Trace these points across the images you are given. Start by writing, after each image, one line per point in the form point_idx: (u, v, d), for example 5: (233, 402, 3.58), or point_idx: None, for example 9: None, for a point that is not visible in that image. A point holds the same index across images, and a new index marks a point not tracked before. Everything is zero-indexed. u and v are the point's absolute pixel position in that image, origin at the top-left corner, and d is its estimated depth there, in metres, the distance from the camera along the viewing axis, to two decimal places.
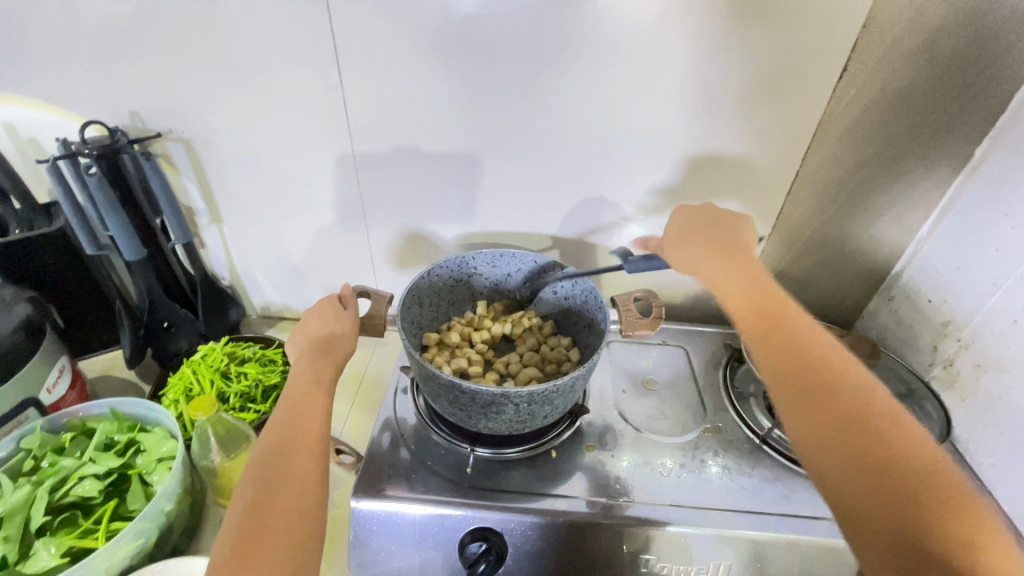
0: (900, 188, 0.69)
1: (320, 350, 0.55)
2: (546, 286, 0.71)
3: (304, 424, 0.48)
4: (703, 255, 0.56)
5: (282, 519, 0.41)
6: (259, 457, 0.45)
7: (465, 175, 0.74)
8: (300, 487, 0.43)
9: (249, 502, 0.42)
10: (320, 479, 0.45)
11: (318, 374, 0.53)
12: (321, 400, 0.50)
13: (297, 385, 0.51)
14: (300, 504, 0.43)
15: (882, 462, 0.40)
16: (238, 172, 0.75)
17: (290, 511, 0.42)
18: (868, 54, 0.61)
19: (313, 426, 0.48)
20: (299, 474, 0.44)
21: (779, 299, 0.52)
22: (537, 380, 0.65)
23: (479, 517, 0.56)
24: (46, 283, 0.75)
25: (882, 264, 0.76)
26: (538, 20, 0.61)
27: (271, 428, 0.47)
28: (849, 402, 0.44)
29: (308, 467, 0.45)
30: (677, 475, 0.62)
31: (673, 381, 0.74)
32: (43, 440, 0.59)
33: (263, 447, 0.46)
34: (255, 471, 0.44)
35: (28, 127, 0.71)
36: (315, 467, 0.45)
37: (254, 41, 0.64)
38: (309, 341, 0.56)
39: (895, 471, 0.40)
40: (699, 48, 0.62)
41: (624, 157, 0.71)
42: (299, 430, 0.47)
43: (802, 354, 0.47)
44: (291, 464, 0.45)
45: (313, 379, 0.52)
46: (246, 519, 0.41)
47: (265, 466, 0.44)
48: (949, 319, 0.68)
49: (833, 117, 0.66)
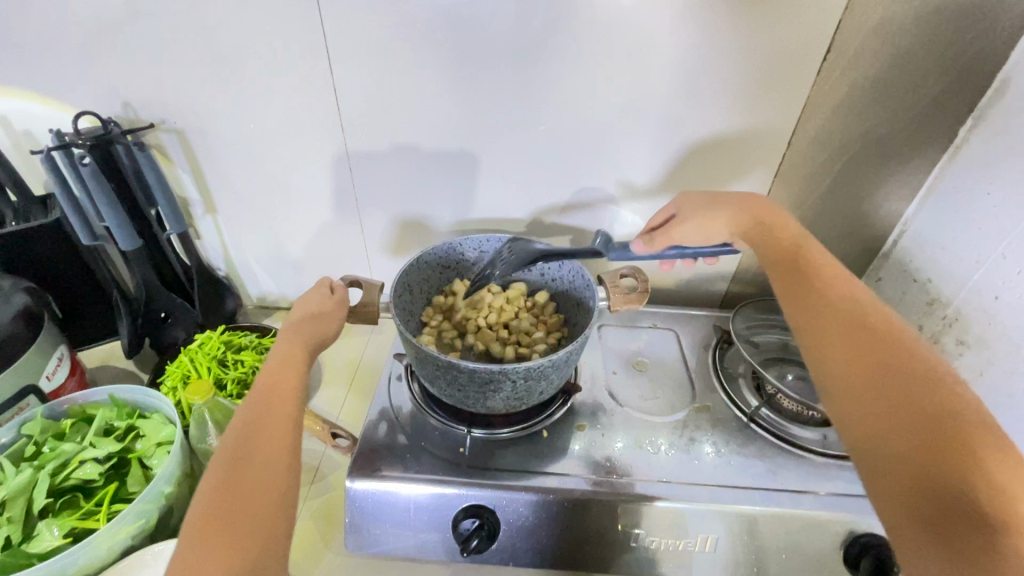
0: (885, 170, 0.71)
1: (291, 336, 0.56)
2: (533, 268, 0.73)
3: (274, 404, 0.48)
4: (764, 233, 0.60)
5: (254, 498, 0.42)
6: (229, 438, 0.45)
7: (457, 161, 0.75)
8: (272, 466, 0.44)
9: (218, 483, 0.42)
10: (292, 457, 0.45)
11: (289, 356, 0.53)
12: (296, 380, 0.51)
13: (269, 366, 0.52)
14: (272, 482, 0.43)
15: (924, 416, 0.40)
16: (232, 162, 0.76)
17: (263, 489, 0.42)
18: (850, 37, 0.62)
19: (287, 405, 0.48)
20: (270, 454, 0.45)
21: (805, 265, 0.55)
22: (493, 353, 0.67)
23: (473, 495, 0.58)
24: (43, 274, 0.75)
25: (870, 245, 0.77)
26: (526, 6, 0.61)
27: (244, 409, 0.48)
28: (887, 360, 0.44)
29: (279, 446, 0.45)
30: (667, 453, 0.63)
31: (663, 362, 0.75)
32: (44, 426, 0.60)
33: (234, 428, 0.46)
34: (225, 451, 0.44)
35: (22, 119, 0.72)
36: (287, 445, 0.46)
37: (244, 30, 0.64)
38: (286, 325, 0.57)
39: (929, 416, 0.40)
40: (686, 31, 0.62)
41: (614, 144, 0.72)
42: (271, 410, 0.48)
43: (847, 323, 0.48)
44: (262, 443, 0.45)
45: (286, 360, 0.53)
46: (213, 500, 0.41)
47: (235, 446, 0.45)
48: (933, 297, 0.69)
49: (818, 103, 0.67)
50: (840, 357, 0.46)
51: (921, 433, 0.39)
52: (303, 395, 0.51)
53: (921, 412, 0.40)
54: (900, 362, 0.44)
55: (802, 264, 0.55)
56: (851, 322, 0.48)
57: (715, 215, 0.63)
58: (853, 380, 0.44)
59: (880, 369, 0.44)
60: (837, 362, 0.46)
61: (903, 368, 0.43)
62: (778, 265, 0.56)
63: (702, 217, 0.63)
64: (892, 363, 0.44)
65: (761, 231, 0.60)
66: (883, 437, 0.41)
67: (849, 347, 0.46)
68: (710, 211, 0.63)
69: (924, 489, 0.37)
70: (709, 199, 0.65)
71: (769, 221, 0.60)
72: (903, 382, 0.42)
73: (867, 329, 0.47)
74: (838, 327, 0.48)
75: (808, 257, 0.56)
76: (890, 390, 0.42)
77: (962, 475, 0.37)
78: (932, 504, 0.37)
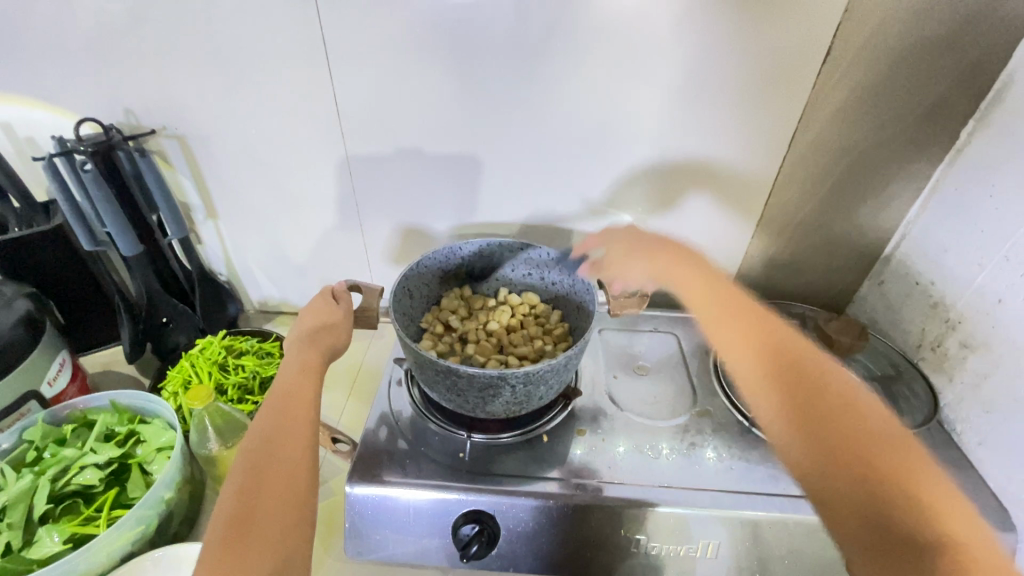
0: (887, 173, 0.70)
1: (306, 341, 0.56)
2: (532, 271, 0.72)
3: (291, 412, 0.48)
4: (667, 253, 0.58)
5: (274, 507, 0.42)
6: (247, 447, 0.45)
7: (457, 165, 0.75)
8: (290, 474, 0.44)
9: (239, 491, 0.42)
10: (310, 464, 0.45)
11: (305, 364, 0.53)
12: (311, 387, 0.51)
13: (285, 374, 0.52)
14: (290, 490, 0.43)
15: (864, 450, 0.40)
16: (233, 168, 0.76)
17: (282, 498, 0.42)
18: (849, 41, 0.62)
19: (303, 413, 0.48)
20: (288, 462, 0.45)
21: (721, 287, 0.54)
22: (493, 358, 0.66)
23: (473, 501, 0.57)
24: (46, 280, 0.76)
25: (871, 248, 0.77)
26: (525, 11, 0.61)
27: (259, 417, 0.48)
28: (812, 393, 0.44)
29: (296, 454, 0.45)
30: (668, 458, 0.62)
31: (664, 366, 0.75)
32: (44, 432, 0.61)
33: (251, 436, 0.46)
34: (244, 459, 0.45)
35: (26, 126, 0.72)
36: (304, 453, 0.46)
37: (245, 36, 0.64)
38: (296, 333, 0.56)
39: (861, 450, 0.40)
40: (686, 35, 0.62)
41: (614, 147, 0.72)
42: (288, 418, 0.48)
43: (772, 354, 0.48)
44: (279, 451, 0.45)
45: (300, 367, 0.53)
46: (235, 509, 0.41)
47: (253, 455, 0.45)
48: (937, 299, 0.68)
49: (818, 105, 0.66)
50: (774, 398, 0.45)
51: (856, 470, 0.40)
52: (318, 402, 0.51)
53: (862, 455, 0.40)
54: (840, 401, 0.43)
55: (705, 288, 0.54)
56: (781, 356, 0.47)
57: (636, 254, 0.60)
58: (795, 428, 0.43)
59: (815, 411, 0.43)
60: (771, 404, 0.45)
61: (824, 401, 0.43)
62: (700, 288, 0.54)
63: (623, 260, 0.61)
64: (823, 402, 0.43)
65: (677, 270, 0.57)
66: (826, 480, 0.40)
67: (783, 389, 0.45)
68: (630, 255, 0.61)
69: (888, 542, 0.37)
70: (626, 238, 0.62)
71: (656, 252, 0.59)
72: (839, 417, 0.42)
73: (798, 367, 0.46)
74: (766, 367, 0.47)
75: (726, 290, 0.54)
76: (826, 434, 0.42)
77: (900, 511, 0.37)
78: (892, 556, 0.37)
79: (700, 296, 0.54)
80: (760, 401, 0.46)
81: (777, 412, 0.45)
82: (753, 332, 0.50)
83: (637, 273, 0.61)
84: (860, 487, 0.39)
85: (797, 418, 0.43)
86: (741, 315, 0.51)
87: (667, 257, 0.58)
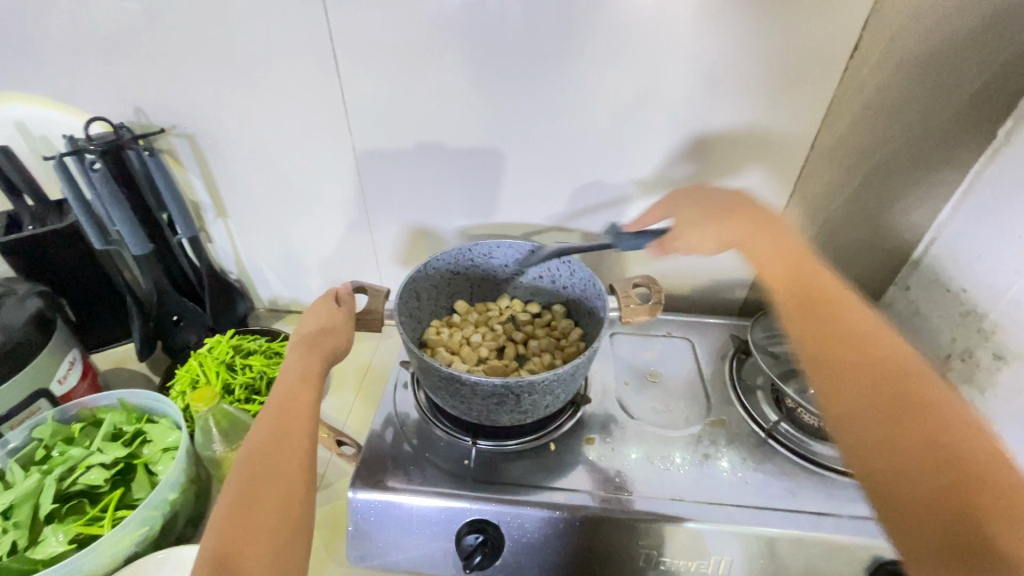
0: (917, 171, 0.67)
1: (306, 344, 0.55)
2: (542, 275, 0.71)
3: (290, 422, 0.47)
4: (744, 223, 0.57)
5: (266, 526, 0.40)
6: (243, 459, 0.44)
7: (467, 164, 0.73)
8: (285, 490, 0.43)
9: (231, 507, 0.41)
10: (306, 479, 0.44)
11: (305, 367, 0.53)
12: (311, 396, 0.50)
13: (285, 380, 0.51)
14: (284, 508, 0.42)
15: (930, 450, 0.40)
16: (241, 166, 0.76)
17: (276, 516, 0.41)
18: (879, 34, 0.59)
19: (302, 424, 0.47)
20: (283, 477, 0.43)
21: (811, 279, 0.52)
22: (501, 365, 0.65)
23: (477, 510, 0.56)
24: (59, 278, 0.77)
25: (898, 251, 0.73)
26: (535, 7, 0.59)
27: (257, 427, 0.47)
28: (899, 391, 0.43)
29: (292, 468, 0.44)
30: (681, 469, 0.60)
31: (678, 373, 0.73)
32: (54, 430, 0.61)
33: (247, 448, 0.45)
34: (238, 473, 0.43)
35: (39, 125, 0.73)
36: (302, 466, 0.45)
37: (253, 34, 0.64)
38: (297, 338, 0.55)
39: (933, 453, 0.39)
40: (705, 29, 0.60)
41: (628, 146, 0.69)
42: (285, 429, 0.46)
43: (857, 348, 0.46)
44: (276, 464, 0.44)
45: (301, 374, 0.52)
46: (226, 526, 0.40)
47: (251, 465, 0.44)
48: (969, 308, 0.64)
49: (845, 100, 0.63)
50: (862, 394, 0.44)
51: (927, 467, 0.39)
52: (317, 412, 0.50)
53: (938, 458, 0.39)
54: (924, 389, 0.43)
55: (794, 280, 0.53)
56: (871, 354, 0.46)
57: (707, 221, 0.59)
58: (874, 417, 0.42)
59: (909, 410, 0.42)
60: (853, 401, 0.44)
61: (921, 404, 0.42)
62: (780, 277, 0.54)
63: (692, 228, 0.59)
64: (913, 390, 0.43)
65: (757, 246, 0.56)
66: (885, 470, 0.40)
67: (874, 381, 0.44)
68: (704, 221, 0.59)
69: (952, 539, 0.36)
70: (705, 205, 0.60)
71: (736, 220, 0.58)
72: (920, 415, 0.41)
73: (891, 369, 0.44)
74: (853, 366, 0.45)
75: (815, 282, 0.52)
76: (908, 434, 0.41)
77: (967, 512, 0.37)
78: (945, 551, 0.36)
79: (798, 287, 0.52)
80: (830, 388, 0.45)
81: (860, 415, 0.43)
82: (839, 327, 0.48)
83: (714, 240, 0.59)
84: (919, 489, 0.39)
85: (882, 417, 0.42)
86: (820, 306, 0.50)
87: (738, 224, 0.58)
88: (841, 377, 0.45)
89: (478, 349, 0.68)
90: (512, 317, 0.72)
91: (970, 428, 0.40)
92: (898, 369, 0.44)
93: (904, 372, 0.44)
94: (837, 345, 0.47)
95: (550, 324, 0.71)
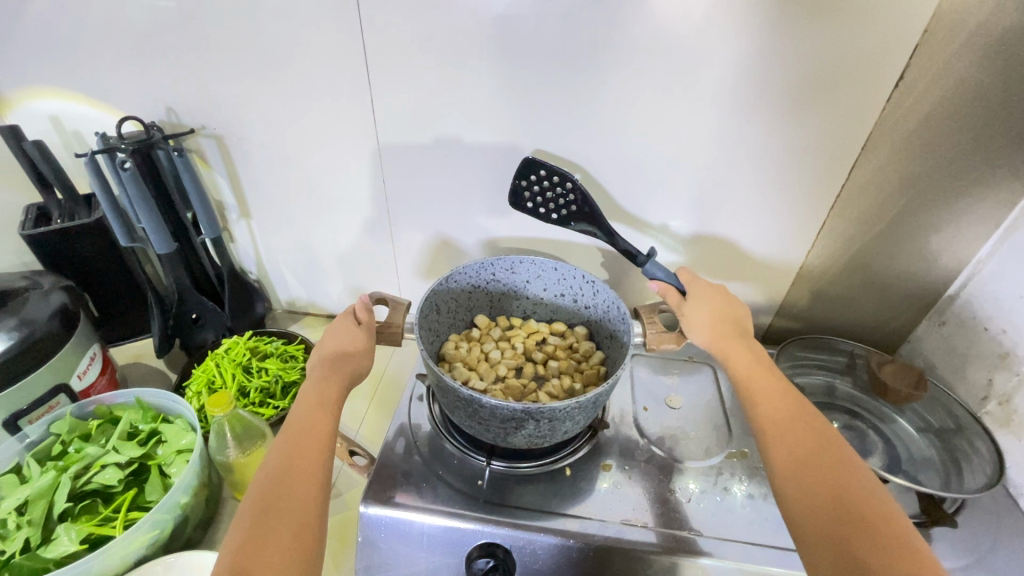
0: (960, 205, 0.64)
1: (326, 367, 0.56)
2: (565, 294, 0.70)
3: (306, 449, 0.48)
4: (741, 318, 0.62)
5: (279, 557, 0.41)
6: (259, 487, 0.46)
7: (493, 178, 0.72)
8: (299, 521, 0.44)
9: (248, 537, 0.42)
10: (319, 511, 0.45)
11: (324, 392, 0.54)
12: (327, 423, 0.51)
13: (303, 406, 0.52)
14: (302, 536, 0.43)
15: (858, 544, 0.42)
16: (268, 169, 0.76)
17: (290, 549, 0.42)
18: (929, 63, 0.56)
19: (317, 452, 0.48)
20: (298, 509, 0.44)
21: (771, 377, 0.56)
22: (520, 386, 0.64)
23: (488, 532, 0.55)
24: (83, 272, 0.77)
25: (934, 286, 0.71)
26: (572, 22, 0.58)
27: (273, 455, 0.48)
28: (837, 488, 0.46)
29: (306, 500, 0.45)
30: (698, 502, 0.59)
31: (697, 400, 0.71)
32: (71, 426, 0.62)
33: (264, 475, 0.46)
34: (253, 502, 0.45)
35: (73, 120, 0.74)
36: (315, 497, 0.46)
37: (286, 37, 0.63)
38: (317, 360, 0.57)
39: (861, 547, 0.42)
40: (745, 49, 0.58)
41: (657, 167, 0.68)
42: (299, 458, 0.48)
43: (808, 446, 0.49)
44: (290, 493, 0.45)
45: (318, 399, 0.53)
46: (239, 557, 0.41)
47: (268, 493, 0.45)
48: (1007, 350, 0.63)
49: (886, 129, 0.61)
50: (808, 492, 0.47)
51: (855, 559, 0.42)
52: (333, 437, 0.51)
53: (880, 558, 0.41)
54: (857, 490, 0.46)
55: (762, 372, 0.57)
56: (818, 452, 0.49)
57: (702, 307, 0.62)
58: (812, 504, 0.46)
59: (849, 512, 0.44)
60: (799, 502, 0.46)
61: (853, 501, 0.45)
62: (746, 365, 0.57)
63: (692, 309, 0.62)
64: (849, 490, 0.46)
65: (730, 347, 0.59)
66: (823, 554, 0.43)
67: (815, 477, 0.47)
68: (695, 306, 0.62)
69: None
70: (691, 287, 0.64)
71: (733, 313, 0.62)
72: (855, 514, 0.44)
73: (832, 468, 0.47)
74: (807, 467, 0.48)
75: (771, 380, 0.56)
76: (858, 535, 0.43)
77: None
78: None
79: (751, 388, 0.56)
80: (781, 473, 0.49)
81: (813, 507, 0.46)
82: (791, 423, 0.52)
83: (702, 334, 0.61)
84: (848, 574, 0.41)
85: (822, 512, 0.45)
86: (773, 399, 0.54)
87: (719, 318, 0.61)
88: (786, 467, 0.49)
89: (495, 366, 0.68)
90: (532, 336, 0.71)
91: (897, 534, 0.43)
92: (839, 469, 0.47)
93: (841, 472, 0.47)
94: (793, 439, 0.50)
95: (572, 344, 0.70)
